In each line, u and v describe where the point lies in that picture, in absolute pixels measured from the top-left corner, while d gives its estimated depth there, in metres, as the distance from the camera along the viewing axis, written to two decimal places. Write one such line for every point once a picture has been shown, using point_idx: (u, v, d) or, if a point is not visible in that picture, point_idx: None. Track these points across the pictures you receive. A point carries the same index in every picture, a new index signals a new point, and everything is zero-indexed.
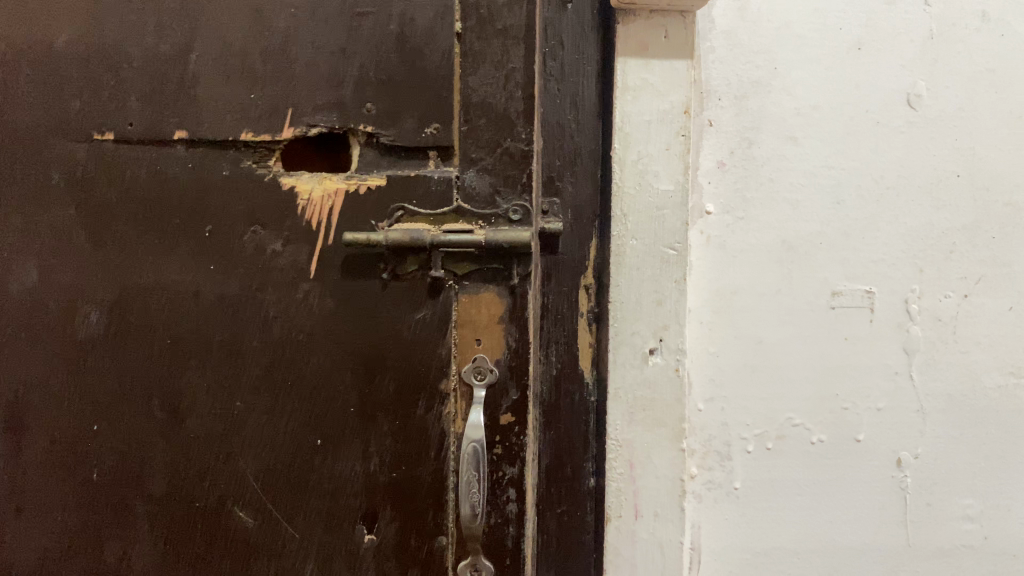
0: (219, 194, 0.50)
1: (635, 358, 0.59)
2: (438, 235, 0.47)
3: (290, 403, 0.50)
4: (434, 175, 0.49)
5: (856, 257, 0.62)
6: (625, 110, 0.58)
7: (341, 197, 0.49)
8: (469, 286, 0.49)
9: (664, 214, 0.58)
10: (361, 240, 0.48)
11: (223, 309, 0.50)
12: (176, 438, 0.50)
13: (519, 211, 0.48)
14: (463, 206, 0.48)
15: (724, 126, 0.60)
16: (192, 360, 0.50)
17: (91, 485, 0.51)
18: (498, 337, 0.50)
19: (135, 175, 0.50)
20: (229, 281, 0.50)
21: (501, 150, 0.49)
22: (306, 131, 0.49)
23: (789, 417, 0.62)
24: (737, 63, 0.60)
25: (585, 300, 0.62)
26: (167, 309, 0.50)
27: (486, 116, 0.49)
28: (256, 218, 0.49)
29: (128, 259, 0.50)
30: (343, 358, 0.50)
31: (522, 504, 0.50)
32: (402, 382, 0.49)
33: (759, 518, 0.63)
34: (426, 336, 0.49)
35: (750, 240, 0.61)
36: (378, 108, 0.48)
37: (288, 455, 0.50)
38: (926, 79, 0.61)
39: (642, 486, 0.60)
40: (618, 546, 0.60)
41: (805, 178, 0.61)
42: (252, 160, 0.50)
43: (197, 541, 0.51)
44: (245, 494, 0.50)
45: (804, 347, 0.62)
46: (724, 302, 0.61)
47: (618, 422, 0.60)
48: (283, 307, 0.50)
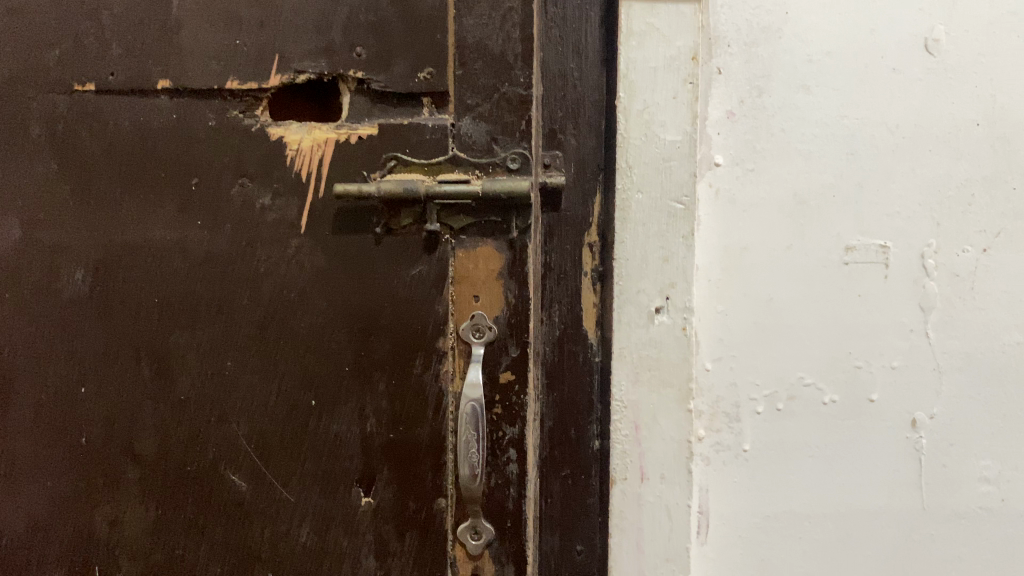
0: (205, 146, 0.48)
1: (640, 317, 0.57)
2: (432, 186, 0.46)
3: (283, 364, 0.48)
4: (429, 123, 0.46)
5: (871, 211, 0.59)
6: (630, 57, 0.55)
7: (332, 147, 0.47)
8: (466, 240, 0.47)
9: (671, 165, 0.56)
10: (352, 192, 0.46)
11: (212, 267, 0.48)
12: (166, 400, 0.49)
13: (517, 160, 0.46)
14: (458, 155, 0.46)
15: (733, 74, 0.58)
16: (181, 320, 0.49)
17: (80, 449, 0.49)
18: (496, 293, 0.47)
19: (117, 127, 0.48)
20: (217, 237, 0.48)
21: (498, 95, 0.46)
22: (294, 77, 0.47)
23: (801, 377, 0.60)
24: (746, 7, 0.57)
25: (589, 258, 0.59)
26: (154, 267, 0.48)
27: (482, 60, 0.46)
28: (244, 171, 0.47)
29: (112, 214, 0.48)
30: (336, 316, 0.48)
31: (523, 465, 0.48)
32: (398, 341, 0.48)
33: (770, 481, 0.61)
34: (422, 292, 0.47)
35: (760, 193, 0.59)
36: (369, 52, 0.46)
37: (282, 417, 0.49)
38: (945, 23, 0.58)
39: (648, 448, 0.58)
40: (623, 509, 0.59)
41: (818, 129, 0.58)
42: (239, 109, 0.47)
43: (189, 505, 0.49)
44: (239, 458, 0.49)
45: (817, 305, 0.60)
46: (733, 259, 0.59)
47: (623, 382, 0.58)
48: (273, 263, 0.48)
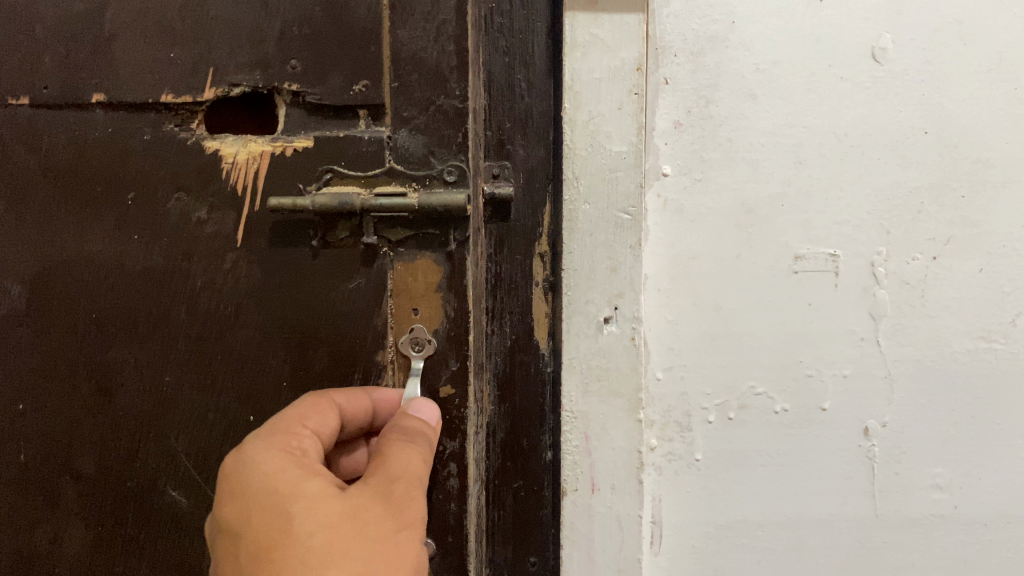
0: (140, 159, 0.47)
1: (589, 327, 0.57)
2: (367, 199, 0.45)
3: (221, 378, 0.48)
4: (365, 135, 0.46)
5: (819, 219, 0.59)
6: (574, 68, 0.55)
7: (266, 160, 0.47)
8: (404, 253, 0.47)
9: (617, 176, 0.56)
10: (286, 205, 0.45)
11: (149, 281, 0.48)
12: (103, 416, 0.49)
13: (454, 172, 0.46)
14: (395, 167, 0.46)
15: (680, 84, 0.58)
16: (118, 336, 0.48)
17: (18, 468, 0.49)
18: (435, 305, 0.47)
19: (52, 142, 0.48)
20: (153, 251, 0.48)
21: (434, 107, 0.46)
22: (228, 90, 0.47)
23: (752, 386, 0.60)
24: (693, 17, 0.57)
25: (539, 269, 0.59)
26: (92, 282, 0.48)
27: (417, 72, 0.46)
28: (180, 186, 0.47)
29: (49, 229, 0.48)
30: (274, 331, 0.48)
31: (464, 479, 0.48)
32: (336, 355, 0.47)
33: (722, 490, 0.61)
34: (361, 306, 0.47)
35: (708, 203, 0.59)
36: (303, 65, 0.46)
37: (221, 433, 0.49)
38: (892, 31, 0.58)
39: (598, 458, 0.58)
40: (574, 520, 0.58)
41: (765, 138, 0.59)
42: (175, 122, 0.47)
43: (130, 522, 0.49)
44: (180, 473, 0.49)
45: (767, 314, 0.60)
46: (682, 269, 0.59)
47: (573, 393, 0.58)
48: (210, 278, 0.48)
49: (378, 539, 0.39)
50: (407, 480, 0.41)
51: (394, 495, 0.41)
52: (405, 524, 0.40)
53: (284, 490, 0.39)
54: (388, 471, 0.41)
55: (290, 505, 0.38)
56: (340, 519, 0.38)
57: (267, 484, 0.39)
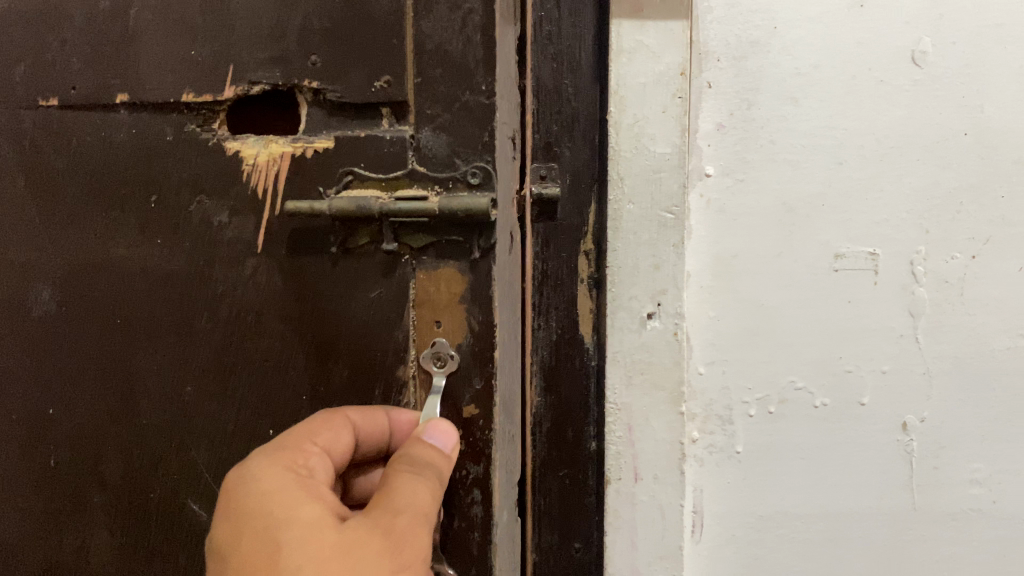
0: (162, 159, 0.52)
1: (632, 322, 0.60)
2: (385, 204, 0.46)
3: (239, 390, 0.52)
4: (386, 136, 0.48)
5: (857, 218, 0.61)
6: (620, 73, 0.58)
7: (287, 161, 0.49)
8: (426, 261, 0.48)
9: (661, 177, 0.58)
10: (303, 209, 0.48)
11: (173, 289, 0.53)
12: (130, 415, 0.54)
13: (477, 175, 0.46)
14: (416, 169, 0.47)
15: (723, 87, 0.60)
16: (142, 342, 0.53)
17: (57, 456, 0.55)
18: (457, 319, 0.48)
19: (84, 153, 0.53)
20: (177, 251, 0.52)
21: (459, 104, 0.47)
22: (249, 89, 0.50)
23: (791, 381, 0.62)
24: (736, 23, 0.59)
25: (584, 266, 0.62)
26: (119, 289, 0.53)
27: (442, 65, 0.47)
28: (201, 190, 0.51)
29: (81, 241, 0.54)
30: (292, 340, 0.51)
31: (487, 506, 0.48)
32: (356, 367, 0.50)
33: (761, 483, 0.63)
34: (381, 314, 0.49)
35: (750, 203, 0.61)
36: (323, 61, 0.48)
37: (240, 443, 0.52)
38: (932, 35, 0.60)
39: (641, 449, 0.60)
40: (618, 507, 0.61)
41: (805, 140, 0.60)
42: (196, 123, 0.51)
43: (156, 528, 0.54)
44: (205, 459, 0.53)
45: (806, 311, 0.61)
46: (724, 267, 0.61)
47: (617, 385, 0.61)
48: (231, 282, 0.51)
49: (373, 570, 0.37)
50: (410, 513, 0.40)
51: (397, 530, 0.39)
52: (408, 564, 0.38)
53: (278, 515, 0.39)
54: (392, 503, 0.40)
55: (282, 533, 0.38)
56: (331, 550, 0.37)
57: (263, 508, 0.39)
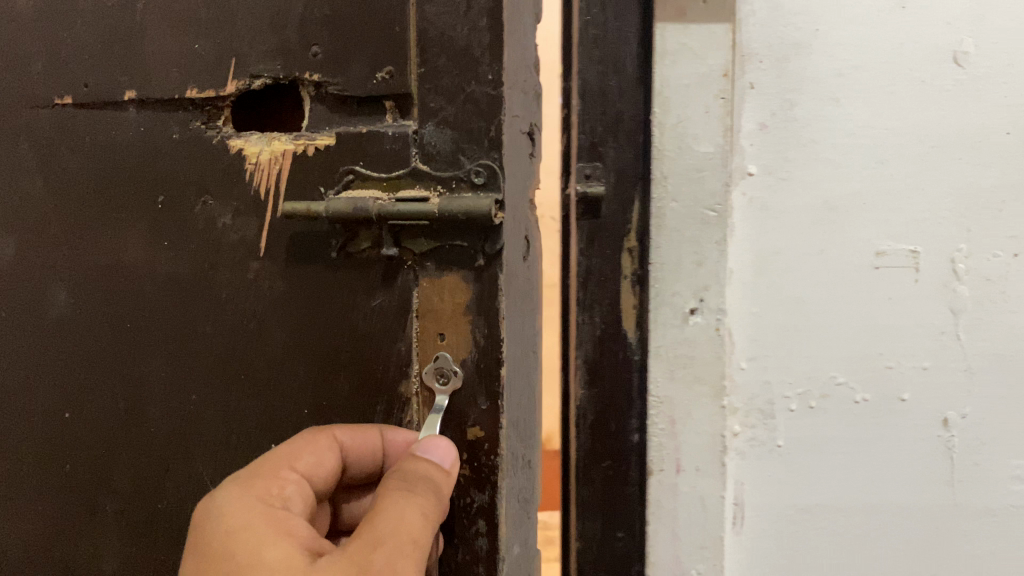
0: (167, 157, 0.57)
1: (675, 318, 0.61)
2: (384, 206, 0.49)
3: (239, 400, 0.56)
4: (388, 133, 0.51)
5: (898, 217, 0.62)
6: (664, 74, 0.60)
7: (287, 159, 0.53)
8: (429, 266, 0.51)
9: (704, 175, 0.60)
10: (301, 211, 0.51)
11: (179, 296, 0.57)
12: (139, 416, 0.59)
13: (482, 174, 0.49)
14: (418, 167, 0.50)
15: (766, 88, 0.61)
16: (155, 347, 0.58)
17: (73, 451, 0.61)
18: (461, 328, 0.50)
19: (100, 163, 0.58)
20: (183, 248, 0.57)
21: (464, 96, 0.49)
22: (250, 82, 0.54)
23: (832, 376, 0.63)
24: (778, 25, 0.60)
25: (628, 263, 0.63)
26: (131, 295, 0.59)
27: (445, 53, 0.49)
28: (207, 190, 0.56)
29: (101, 251, 0.59)
30: (293, 351, 0.54)
31: (491, 530, 0.51)
32: (355, 380, 0.53)
33: (801, 476, 0.64)
34: (383, 324, 0.52)
35: (792, 201, 0.62)
36: (324, 53, 0.51)
37: (244, 450, 0.57)
38: (974, 36, 0.60)
39: (683, 441, 0.62)
40: (660, 497, 0.63)
41: (846, 139, 0.61)
42: (201, 121, 0.56)
43: (159, 538, 0.60)
44: (207, 442, 0.58)
45: (847, 307, 0.62)
46: (766, 264, 0.62)
47: (659, 379, 0.62)
48: (234, 289, 0.56)
49: None
50: (389, 548, 0.42)
51: (374, 565, 0.41)
52: None
53: (246, 555, 0.41)
54: (373, 534, 0.42)
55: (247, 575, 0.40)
56: None
57: (230, 546, 0.42)
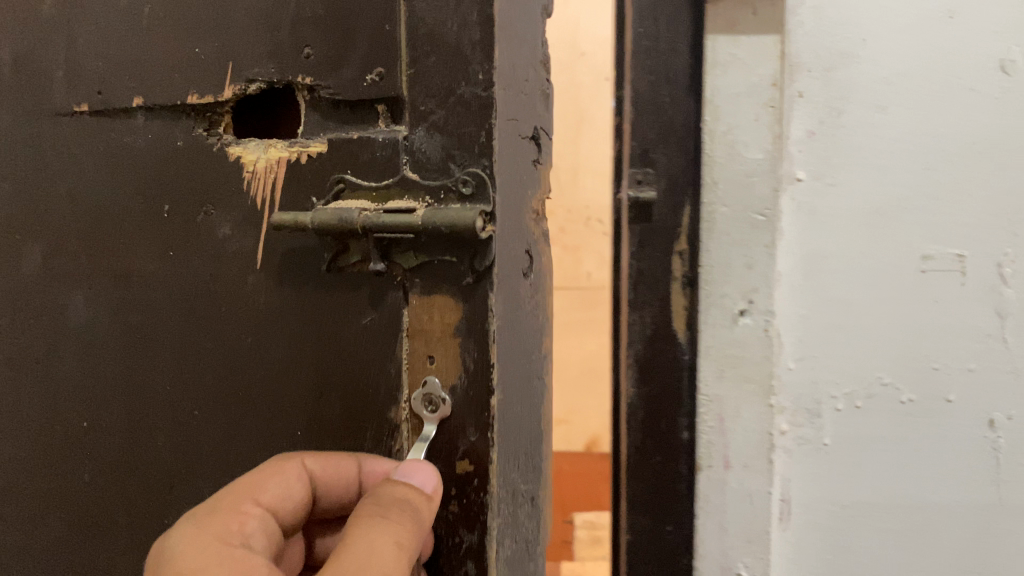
0: (181, 158, 0.66)
1: (725, 319, 0.64)
2: (367, 218, 0.55)
3: (250, 400, 0.64)
4: (378, 139, 0.58)
5: (944, 221, 0.63)
6: (714, 84, 0.62)
7: (283, 167, 0.61)
8: (415, 280, 0.57)
9: (753, 181, 0.62)
10: (288, 222, 0.58)
11: (189, 300, 0.67)
12: (129, 398, 0.70)
13: (468, 185, 0.54)
14: (406, 176, 0.57)
15: (814, 96, 0.63)
16: (153, 341, 0.69)
17: (84, 423, 0.73)
18: (449, 349, 0.56)
19: (116, 161, 0.69)
20: (186, 265, 0.67)
21: (456, 96, 0.55)
22: (247, 85, 0.63)
23: (879, 377, 0.65)
24: (826, 34, 0.62)
25: (679, 266, 0.64)
26: (141, 296, 0.69)
27: (434, 55, 0.56)
28: (208, 200, 0.65)
29: (116, 250, 0.70)
30: (293, 365, 0.62)
31: (478, 567, 0.56)
32: (345, 400, 0.61)
33: (846, 473, 0.66)
34: (373, 344, 0.59)
35: (839, 206, 0.64)
36: (315, 54, 0.60)
37: (216, 437, 0.66)
38: (1021, 44, 0.62)
39: (731, 438, 0.65)
40: (708, 492, 0.66)
41: (894, 145, 0.63)
42: (203, 127, 0.66)
43: (144, 507, 0.70)
44: (214, 432, 0.66)
45: (893, 309, 0.64)
46: (814, 266, 0.64)
47: (708, 378, 0.64)
48: (236, 294, 0.65)
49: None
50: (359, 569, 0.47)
51: None
52: None
53: None
54: (341, 560, 0.48)
55: None
56: None
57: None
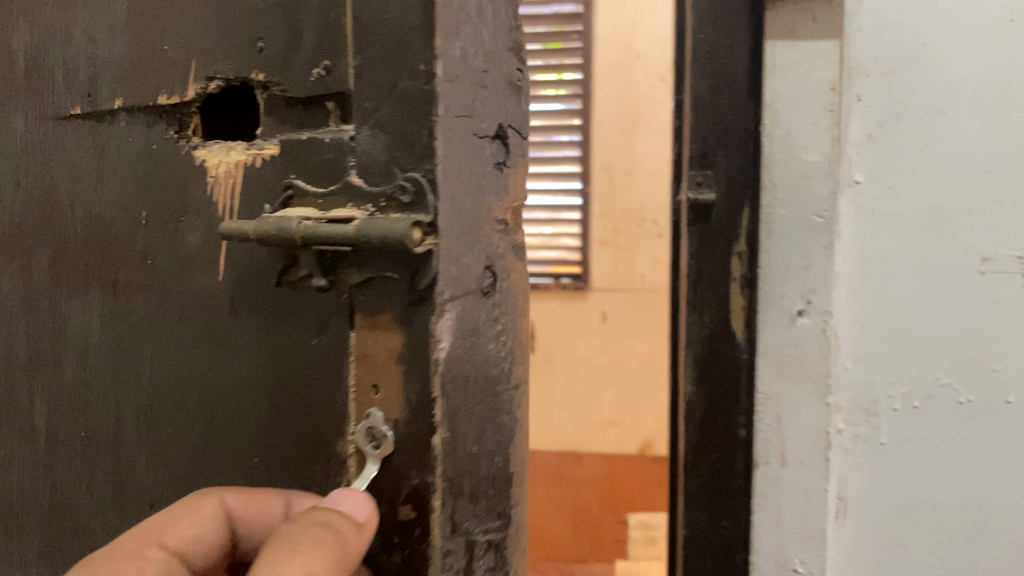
0: (121, 136, 0.56)
1: (783, 319, 0.65)
2: (308, 227, 0.43)
3: (195, 412, 0.55)
4: (326, 138, 0.47)
5: (1005, 223, 0.63)
6: (774, 89, 0.63)
7: (241, 172, 0.50)
8: (365, 297, 0.46)
9: (812, 183, 0.63)
10: (233, 231, 0.46)
11: (129, 286, 0.57)
12: (70, 390, 0.61)
13: (409, 192, 0.43)
14: (355, 179, 0.46)
15: (872, 100, 0.64)
16: (100, 329, 0.59)
17: (23, 410, 0.64)
18: (393, 378, 0.46)
19: (56, 125, 0.59)
20: (125, 245, 0.57)
21: (396, 91, 0.44)
22: (206, 85, 0.51)
23: (937, 377, 0.65)
24: (885, 39, 0.63)
25: (737, 266, 0.66)
26: (79, 277, 0.60)
27: (377, 38, 0.45)
28: (143, 208, 0.55)
29: (56, 217, 0.60)
30: (245, 383, 0.52)
31: None
32: (297, 432, 0.50)
33: (904, 472, 0.66)
34: (324, 366, 0.48)
35: (897, 208, 0.64)
36: (268, 46, 0.48)
37: (160, 447, 0.57)
38: None
39: (788, 436, 0.66)
40: (765, 488, 0.67)
41: (953, 148, 0.63)
42: (172, 130, 0.54)
43: (78, 510, 0.62)
44: (156, 441, 0.57)
45: (952, 310, 0.65)
46: (872, 267, 0.65)
47: (766, 376, 0.66)
48: (186, 293, 0.54)
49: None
50: None
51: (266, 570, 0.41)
52: None
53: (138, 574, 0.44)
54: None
55: None
56: None
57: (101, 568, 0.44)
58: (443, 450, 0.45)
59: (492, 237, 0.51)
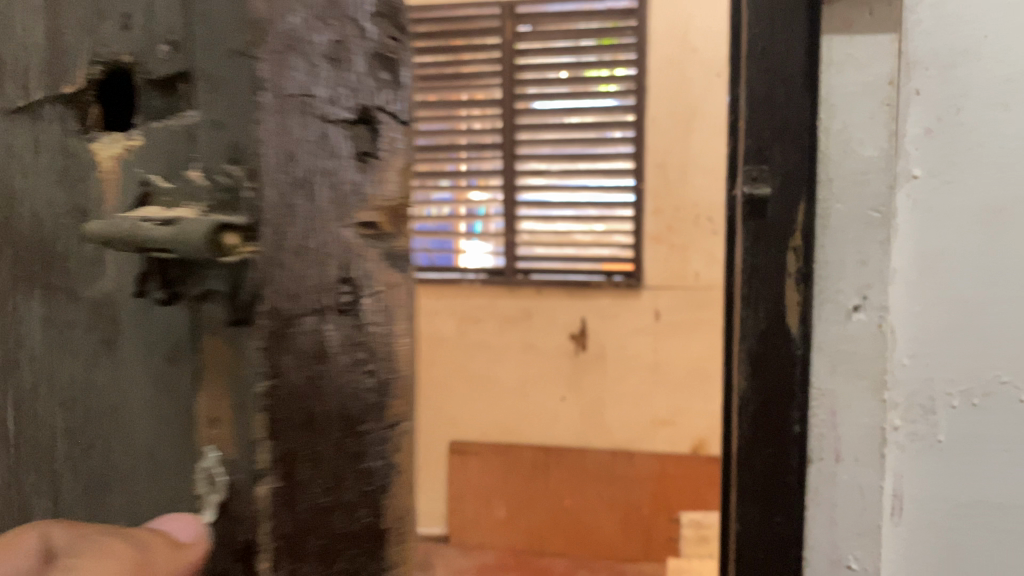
0: (39, 135, 0.58)
1: (838, 314, 0.65)
2: (140, 232, 0.46)
3: (101, 412, 0.58)
4: (178, 125, 0.51)
5: None
6: (830, 83, 0.63)
7: (121, 161, 0.54)
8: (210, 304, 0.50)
9: (868, 178, 0.63)
10: (93, 232, 0.48)
11: (46, 287, 0.60)
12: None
13: (211, 204, 0.48)
14: (201, 181, 0.48)
15: (932, 94, 0.63)
16: (29, 324, 0.61)
17: None
18: (218, 395, 0.51)
19: None
20: (36, 244, 0.59)
21: (229, 91, 0.48)
22: (94, 72, 0.55)
23: (997, 375, 0.64)
24: (946, 32, 0.62)
25: (792, 261, 0.65)
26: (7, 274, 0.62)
27: (234, 27, 0.47)
28: (60, 201, 0.57)
29: None
30: (141, 383, 0.55)
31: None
32: (176, 432, 0.54)
33: (961, 471, 0.66)
34: (190, 368, 0.52)
35: (956, 204, 0.64)
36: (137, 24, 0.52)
37: (63, 437, 0.60)
38: None
39: (842, 431, 0.66)
40: (818, 485, 0.67)
41: (1016, 142, 0.62)
42: (72, 119, 0.57)
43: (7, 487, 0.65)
44: (64, 432, 0.60)
45: (1014, 307, 0.64)
46: (930, 263, 0.64)
47: (820, 372, 0.66)
48: (94, 296, 0.57)
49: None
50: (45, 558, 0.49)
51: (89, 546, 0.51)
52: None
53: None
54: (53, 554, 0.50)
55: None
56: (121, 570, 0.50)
57: None
58: (240, 468, 0.50)
59: (356, 245, 0.50)
